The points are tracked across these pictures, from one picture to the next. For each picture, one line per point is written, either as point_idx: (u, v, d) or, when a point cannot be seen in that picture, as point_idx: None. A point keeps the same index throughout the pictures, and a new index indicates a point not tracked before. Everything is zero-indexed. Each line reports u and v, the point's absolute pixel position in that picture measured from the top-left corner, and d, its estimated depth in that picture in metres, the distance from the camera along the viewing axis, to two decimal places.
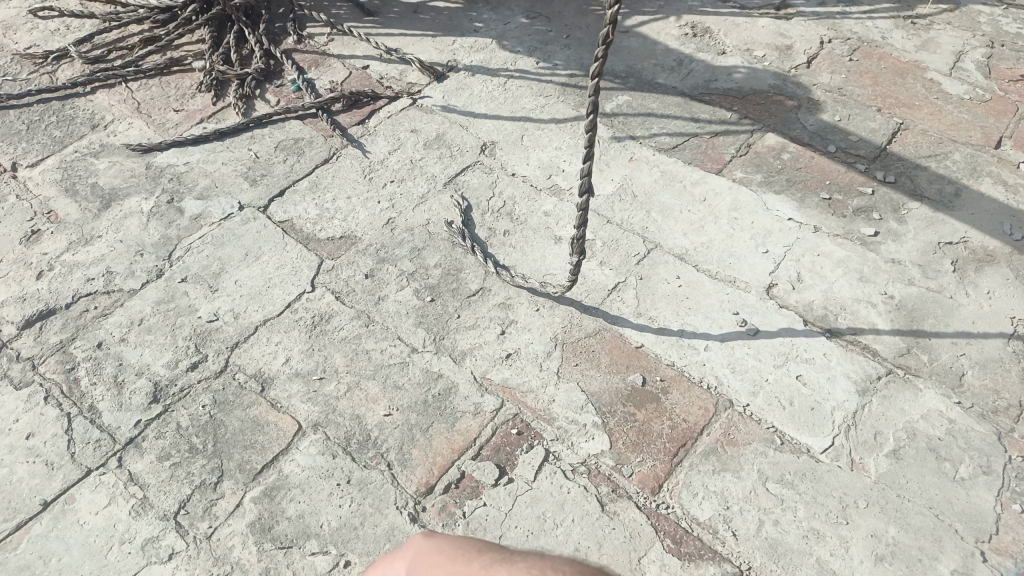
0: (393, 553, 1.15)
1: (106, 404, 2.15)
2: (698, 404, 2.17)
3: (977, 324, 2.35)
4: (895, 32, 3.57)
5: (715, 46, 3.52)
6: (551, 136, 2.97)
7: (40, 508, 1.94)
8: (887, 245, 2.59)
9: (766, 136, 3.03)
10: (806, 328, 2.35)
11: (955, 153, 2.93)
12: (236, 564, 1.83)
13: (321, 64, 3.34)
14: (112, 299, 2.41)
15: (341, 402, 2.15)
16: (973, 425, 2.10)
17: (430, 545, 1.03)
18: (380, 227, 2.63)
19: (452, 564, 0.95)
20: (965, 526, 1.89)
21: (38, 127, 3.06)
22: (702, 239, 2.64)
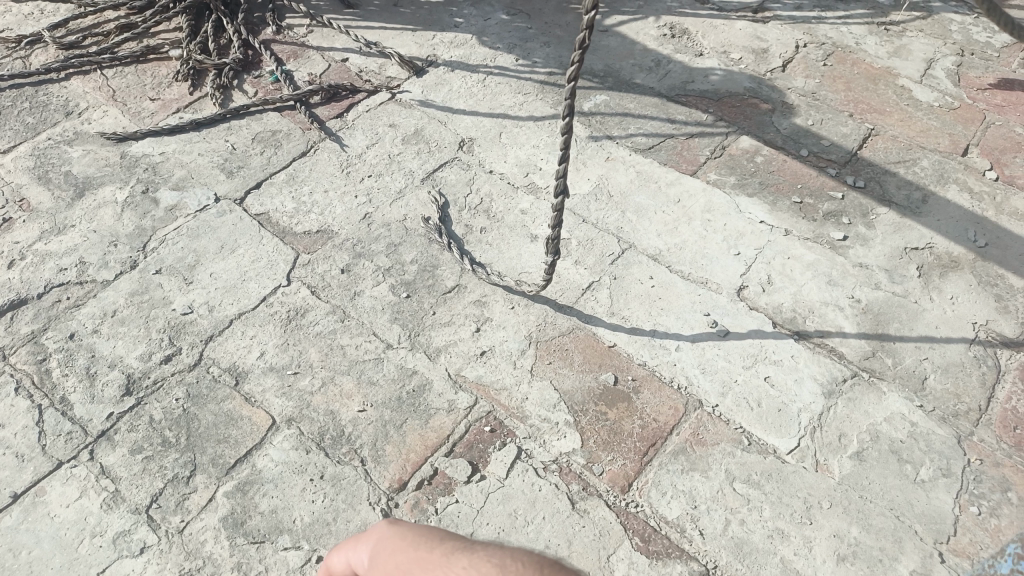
0: (356, 541, 1.18)
1: (78, 396, 2.14)
2: (669, 404, 2.21)
3: (940, 329, 2.41)
4: (869, 38, 3.63)
5: (693, 47, 3.55)
6: (529, 134, 2.99)
7: (11, 500, 1.93)
8: (856, 250, 2.64)
9: (741, 139, 3.07)
10: (775, 331, 2.40)
11: (923, 160, 3.00)
12: (209, 558, 1.84)
13: (300, 55, 3.32)
14: (85, 290, 2.39)
15: (316, 397, 2.16)
16: (933, 428, 2.16)
17: (393, 535, 1.05)
18: (357, 222, 2.64)
19: (414, 553, 0.98)
20: (923, 526, 1.95)
21: (10, 113, 3.02)
22: (675, 240, 2.67)
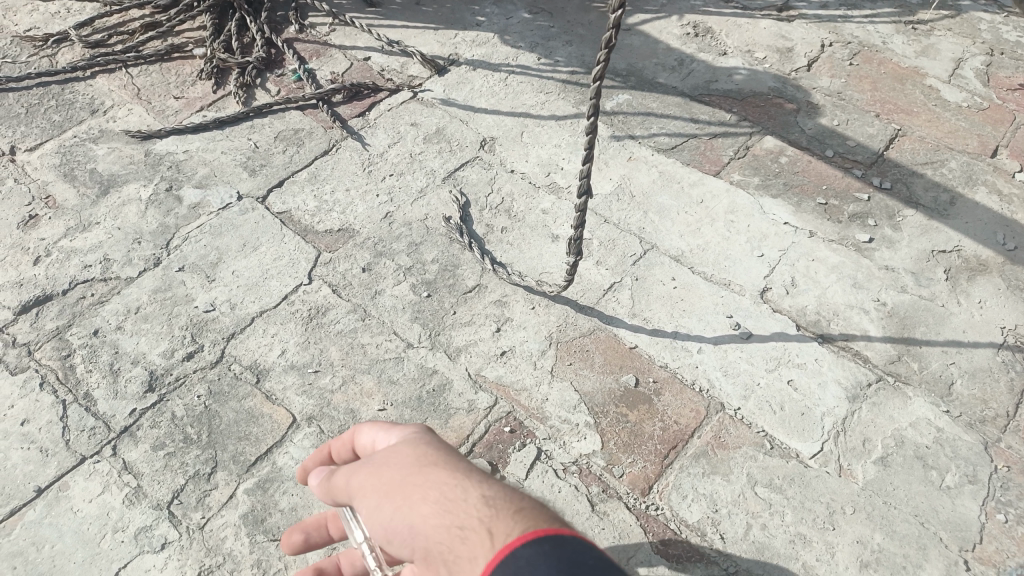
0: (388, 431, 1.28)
1: (101, 391, 2.15)
2: (690, 407, 2.19)
3: (967, 333, 2.37)
4: (896, 37, 3.58)
5: (717, 46, 3.52)
6: (551, 133, 2.98)
7: (35, 495, 1.95)
8: (882, 252, 2.61)
9: (765, 139, 3.04)
10: (798, 333, 2.37)
11: (951, 161, 2.95)
12: (229, 555, 1.84)
13: (322, 54, 3.33)
14: (109, 286, 2.41)
15: (336, 396, 2.16)
16: (960, 433, 2.13)
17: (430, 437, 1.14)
18: (378, 221, 2.64)
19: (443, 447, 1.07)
20: (949, 533, 1.92)
21: (37, 111, 3.05)
22: (698, 241, 2.65)
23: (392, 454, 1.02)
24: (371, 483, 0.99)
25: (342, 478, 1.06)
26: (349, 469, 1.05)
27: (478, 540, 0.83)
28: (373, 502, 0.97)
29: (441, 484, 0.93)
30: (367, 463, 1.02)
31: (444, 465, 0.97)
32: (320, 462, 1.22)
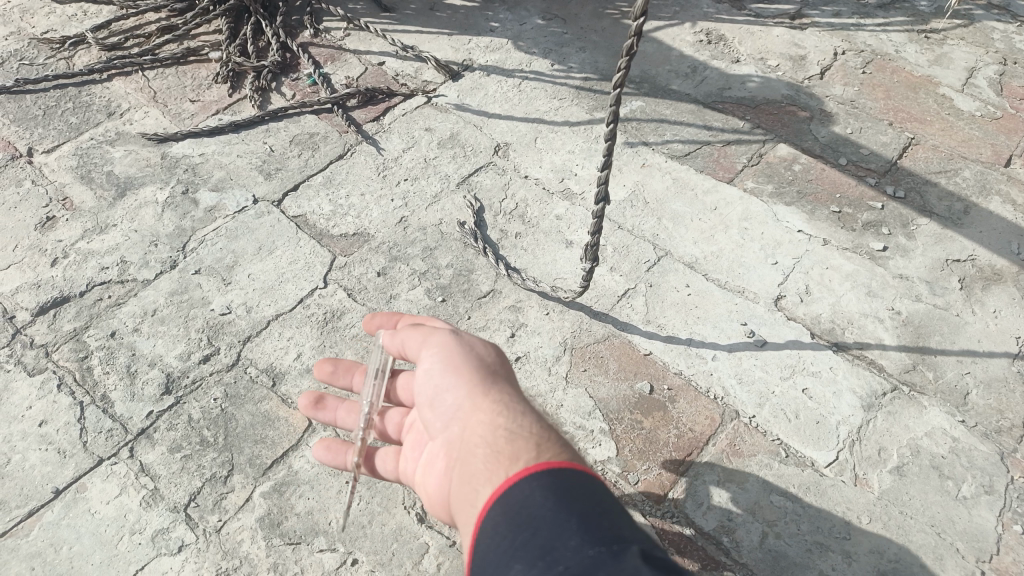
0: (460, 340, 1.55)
1: (118, 393, 2.16)
2: (705, 414, 2.19)
3: (982, 343, 2.37)
4: (909, 46, 3.58)
5: (730, 54, 3.53)
6: (565, 139, 2.98)
7: (53, 496, 1.96)
8: (896, 261, 2.60)
9: (778, 147, 3.04)
10: (813, 341, 2.37)
11: (965, 171, 2.95)
12: (245, 558, 1.85)
13: (337, 59, 3.35)
14: (126, 289, 2.42)
15: (351, 399, 2.16)
16: (975, 443, 2.12)
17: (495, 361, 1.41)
18: (393, 225, 2.65)
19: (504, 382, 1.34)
20: (965, 543, 1.92)
21: (54, 113, 3.06)
22: (712, 248, 2.65)
23: (481, 354, 1.36)
24: (460, 364, 1.33)
25: (433, 338, 1.39)
26: (443, 337, 1.38)
27: (527, 455, 1.11)
28: (451, 381, 1.31)
29: (508, 403, 1.24)
30: (462, 344, 1.36)
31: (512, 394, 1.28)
32: (403, 322, 1.55)
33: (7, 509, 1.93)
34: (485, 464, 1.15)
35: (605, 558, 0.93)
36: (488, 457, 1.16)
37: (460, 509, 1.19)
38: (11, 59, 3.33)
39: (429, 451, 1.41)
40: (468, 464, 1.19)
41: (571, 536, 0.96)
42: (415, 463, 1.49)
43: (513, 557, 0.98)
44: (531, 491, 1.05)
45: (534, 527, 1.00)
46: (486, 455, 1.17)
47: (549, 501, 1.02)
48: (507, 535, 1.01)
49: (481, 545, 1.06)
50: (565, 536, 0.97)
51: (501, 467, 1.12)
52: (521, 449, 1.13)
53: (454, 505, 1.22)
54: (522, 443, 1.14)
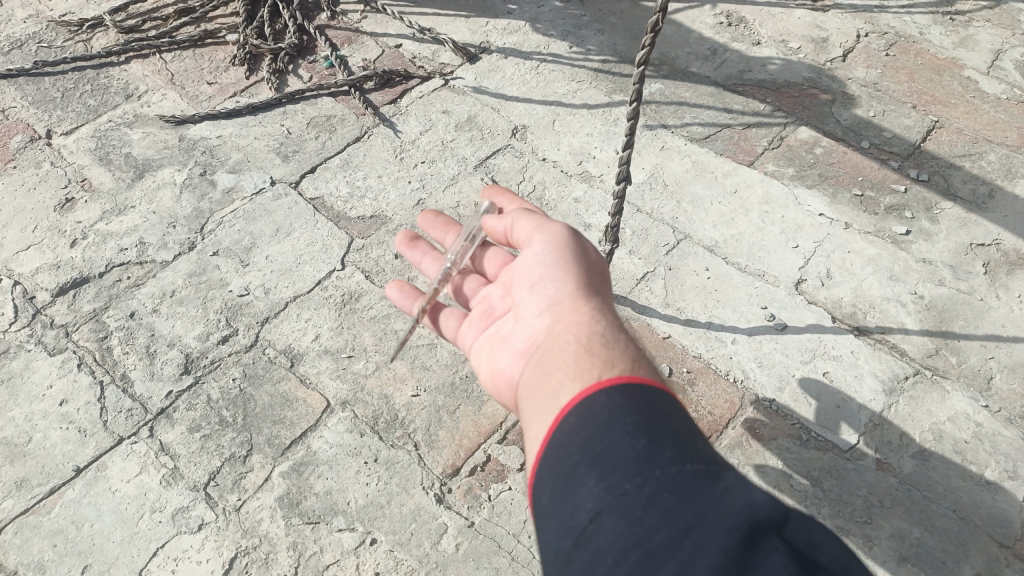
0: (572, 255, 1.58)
1: (138, 373, 2.17)
2: (724, 397, 2.17)
3: (1007, 328, 2.33)
4: (933, 28, 3.52)
5: (751, 36, 3.48)
6: (583, 121, 2.95)
7: (74, 474, 1.97)
8: (919, 245, 2.57)
9: (800, 129, 3.00)
10: (834, 326, 2.34)
11: (990, 154, 2.90)
12: (265, 537, 1.86)
13: (354, 41, 3.33)
14: (145, 270, 2.43)
15: (369, 380, 2.16)
16: (999, 429, 2.09)
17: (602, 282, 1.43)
18: (410, 207, 2.63)
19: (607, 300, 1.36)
20: (988, 529, 1.89)
21: (72, 95, 3.07)
22: (732, 231, 2.62)
23: (581, 267, 1.39)
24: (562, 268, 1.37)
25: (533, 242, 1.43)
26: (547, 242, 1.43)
27: (616, 362, 1.13)
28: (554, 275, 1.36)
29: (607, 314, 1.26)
30: (564, 253, 1.41)
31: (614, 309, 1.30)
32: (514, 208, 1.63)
33: (29, 486, 1.95)
34: (576, 361, 1.16)
35: (708, 473, 0.95)
36: (580, 356, 1.17)
37: (532, 396, 1.20)
38: (30, 42, 3.34)
39: (507, 329, 1.45)
40: (554, 358, 1.21)
41: (670, 444, 0.98)
42: (475, 347, 1.52)
43: (607, 445, 0.98)
44: (630, 390, 1.05)
45: (633, 427, 0.99)
46: (578, 352, 1.18)
47: (647, 407, 1.03)
48: (600, 427, 1.01)
49: (562, 428, 1.06)
50: (664, 442, 0.98)
51: (593, 366, 1.13)
52: (616, 357, 1.15)
53: (527, 391, 1.23)
54: (617, 352, 1.17)
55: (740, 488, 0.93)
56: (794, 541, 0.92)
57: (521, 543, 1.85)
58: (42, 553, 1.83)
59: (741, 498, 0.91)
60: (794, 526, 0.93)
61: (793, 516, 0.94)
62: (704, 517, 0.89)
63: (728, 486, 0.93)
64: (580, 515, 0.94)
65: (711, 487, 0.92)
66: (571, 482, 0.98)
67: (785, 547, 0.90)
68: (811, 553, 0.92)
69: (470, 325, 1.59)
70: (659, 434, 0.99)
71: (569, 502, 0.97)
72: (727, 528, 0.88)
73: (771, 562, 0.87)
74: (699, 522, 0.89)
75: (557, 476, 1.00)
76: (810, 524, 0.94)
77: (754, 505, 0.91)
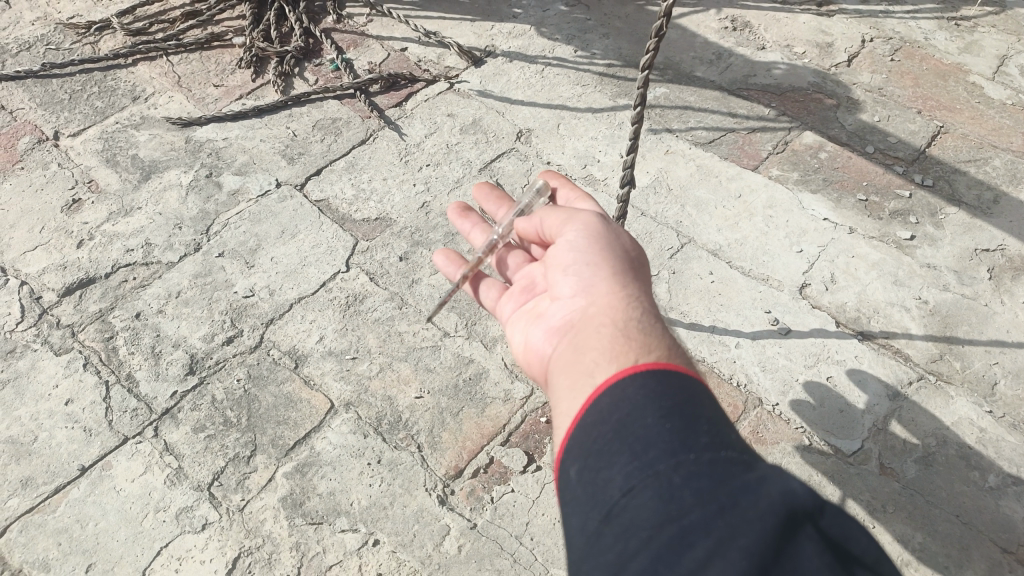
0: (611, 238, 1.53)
1: (143, 373, 2.18)
2: (728, 401, 2.18)
3: (1012, 333, 2.33)
4: (938, 33, 3.52)
5: (756, 40, 3.49)
6: (588, 125, 2.96)
7: (79, 473, 1.98)
8: (923, 250, 2.57)
9: (804, 134, 3.00)
10: (838, 330, 2.34)
11: (995, 159, 2.90)
12: (268, 537, 1.86)
13: (359, 44, 3.34)
14: (151, 271, 2.44)
15: (373, 382, 2.17)
16: (1004, 434, 2.09)
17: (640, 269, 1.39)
18: (415, 210, 2.64)
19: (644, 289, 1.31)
20: (992, 534, 1.89)
21: (80, 97, 3.09)
22: (736, 235, 2.63)
23: (622, 250, 1.33)
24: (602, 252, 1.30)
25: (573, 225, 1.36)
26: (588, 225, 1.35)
27: (655, 350, 1.10)
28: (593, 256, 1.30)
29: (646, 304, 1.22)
30: (606, 235, 1.34)
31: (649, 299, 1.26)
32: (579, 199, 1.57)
33: (34, 485, 1.96)
34: (611, 343, 1.13)
35: (742, 463, 0.92)
36: (617, 340, 1.13)
37: (564, 374, 1.16)
38: (38, 44, 3.36)
39: (540, 305, 1.41)
40: (589, 339, 1.17)
41: (705, 432, 0.95)
42: (509, 319, 1.48)
43: (641, 426, 0.95)
44: (667, 377, 1.02)
45: (669, 411, 0.96)
46: (614, 335, 1.14)
47: (684, 395, 1.00)
48: (635, 408, 0.98)
49: (596, 408, 1.02)
50: (700, 429, 0.95)
51: (630, 350, 1.09)
52: (654, 344, 1.11)
53: (559, 368, 1.19)
54: (654, 340, 1.13)
55: (777, 477, 0.90)
56: (829, 532, 0.89)
57: (524, 545, 1.85)
58: (47, 552, 1.84)
59: (777, 486, 0.88)
60: (829, 518, 0.90)
61: (830, 509, 0.91)
62: (740, 501, 0.86)
63: (763, 475, 0.90)
64: (609, 491, 0.92)
65: (746, 475, 0.90)
66: (602, 459, 0.95)
67: (819, 537, 0.87)
68: (842, 548, 0.89)
69: (505, 297, 1.54)
70: (695, 421, 0.96)
71: (600, 477, 0.94)
72: (763, 513, 0.85)
73: (803, 552, 0.85)
74: (734, 504, 0.86)
75: (588, 452, 0.98)
76: (844, 518, 0.91)
77: (791, 494, 0.88)
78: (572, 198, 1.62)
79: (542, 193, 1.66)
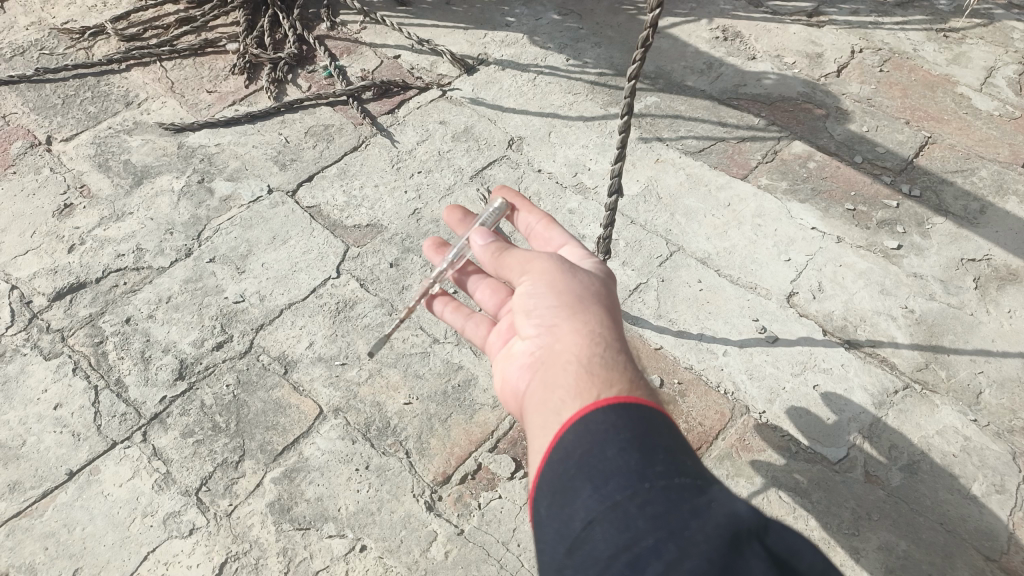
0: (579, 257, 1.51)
1: (132, 378, 2.19)
2: (715, 409, 2.19)
3: (997, 343, 2.35)
4: (927, 45, 3.55)
5: (746, 50, 3.51)
6: (578, 133, 2.98)
7: (67, 477, 1.99)
8: (910, 259, 2.59)
9: (793, 143, 3.03)
10: (825, 339, 2.36)
11: (982, 170, 2.92)
12: (255, 542, 1.87)
13: (353, 51, 3.36)
14: (141, 275, 2.45)
15: (362, 388, 2.18)
16: (988, 443, 2.11)
17: (613, 295, 1.37)
18: (406, 216, 2.66)
19: (615, 317, 1.30)
20: (975, 542, 1.90)
21: (73, 102, 3.10)
22: (725, 244, 2.65)
23: (591, 284, 1.33)
24: (568, 290, 1.30)
25: (541, 261, 1.36)
26: (555, 262, 1.35)
27: (619, 388, 1.09)
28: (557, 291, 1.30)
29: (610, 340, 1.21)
30: (571, 271, 1.34)
31: (617, 333, 1.25)
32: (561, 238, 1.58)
33: (22, 489, 1.96)
34: (575, 379, 1.13)
35: (694, 486, 0.94)
36: (583, 376, 1.13)
37: (534, 413, 1.17)
38: (31, 49, 3.37)
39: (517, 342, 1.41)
40: (555, 374, 1.17)
41: (662, 459, 0.96)
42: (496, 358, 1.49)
43: (601, 460, 0.97)
44: (627, 410, 1.03)
45: (627, 443, 0.98)
46: (578, 370, 1.15)
47: (642, 426, 1.01)
48: (597, 444, 0.99)
49: (562, 445, 1.04)
50: (656, 457, 0.96)
51: (594, 385, 1.10)
52: (615, 377, 1.12)
53: (531, 406, 1.20)
54: (616, 372, 1.13)
55: (725, 500, 0.92)
56: (775, 549, 0.91)
57: (510, 551, 1.86)
58: (34, 556, 1.85)
59: (724, 509, 0.90)
60: (774, 535, 0.92)
61: (775, 526, 0.93)
62: (689, 524, 0.88)
63: (713, 498, 0.92)
64: (573, 525, 0.93)
65: (695, 499, 0.91)
66: (567, 494, 0.97)
67: (766, 554, 0.89)
68: (792, 561, 0.90)
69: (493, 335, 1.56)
70: (652, 450, 0.97)
71: (565, 513, 0.95)
72: (710, 535, 0.87)
73: (752, 570, 0.85)
74: (684, 528, 0.87)
75: (554, 489, 0.99)
76: (789, 534, 0.93)
77: (736, 516, 0.90)
78: (534, 223, 1.64)
79: (501, 213, 1.68)
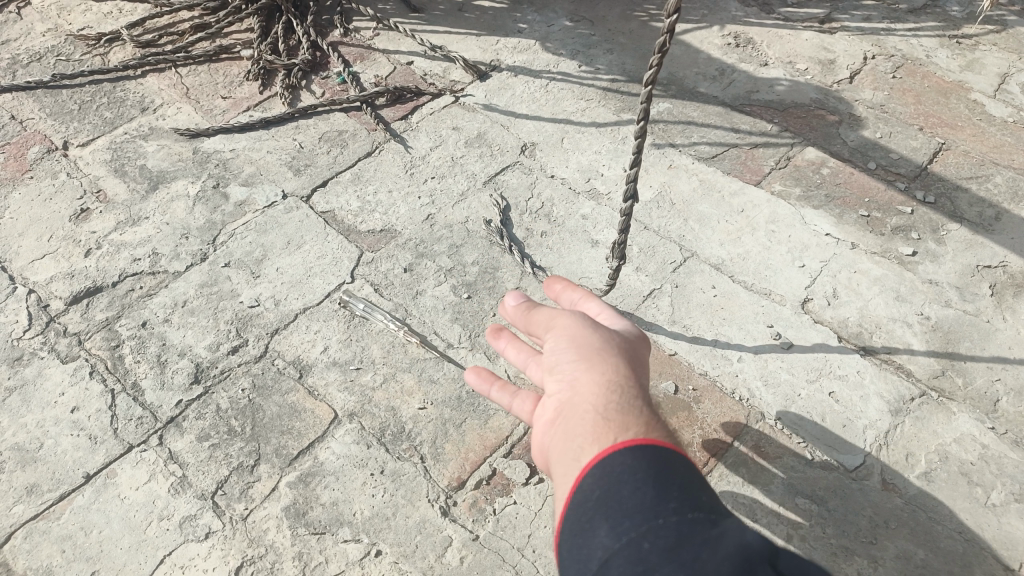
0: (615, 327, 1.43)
1: (148, 382, 2.20)
2: (730, 415, 2.19)
3: (1013, 350, 2.34)
4: (940, 51, 3.54)
5: (759, 57, 3.51)
6: (591, 139, 2.98)
7: (83, 480, 1.99)
8: (925, 266, 2.58)
9: (806, 149, 3.02)
10: (840, 345, 2.35)
11: (996, 176, 2.91)
12: (271, 546, 1.87)
13: (366, 58, 3.38)
14: (157, 280, 2.46)
15: (377, 393, 2.18)
16: (1005, 451, 2.09)
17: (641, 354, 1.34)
18: (419, 222, 2.66)
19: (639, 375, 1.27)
20: (993, 551, 1.89)
21: (89, 107, 3.12)
22: (738, 250, 2.64)
23: (614, 337, 1.32)
24: (591, 343, 1.28)
25: (564, 318, 1.35)
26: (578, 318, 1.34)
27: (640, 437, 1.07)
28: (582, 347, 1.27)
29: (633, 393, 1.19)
30: (595, 325, 1.33)
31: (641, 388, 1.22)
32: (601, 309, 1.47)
33: (39, 492, 1.97)
34: (593, 426, 1.11)
35: (707, 519, 0.94)
36: (601, 422, 1.11)
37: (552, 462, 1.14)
38: (48, 55, 3.39)
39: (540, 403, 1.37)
40: (573, 422, 1.15)
41: (677, 494, 0.96)
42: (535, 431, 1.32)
43: (618, 500, 0.96)
44: (644, 454, 1.02)
45: (643, 482, 0.98)
46: (597, 417, 1.13)
47: (658, 466, 1.00)
48: (614, 485, 0.99)
49: (580, 489, 1.02)
50: (671, 493, 0.96)
51: (612, 430, 1.09)
52: (634, 423, 1.10)
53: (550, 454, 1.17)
54: (635, 419, 1.11)
55: (738, 530, 0.92)
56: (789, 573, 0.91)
57: (526, 557, 1.85)
58: (51, 559, 1.86)
59: (737, 539, 0.90)
60: (787, 560, 0.92)
61: (784, 551, 0.93)
62: (701, 555, 0.88)
63: (725, 529, 0.92)
64: (591, 562, 0.93)
65: (708, 531, 0.91)
66: (585, 534, 0.96)
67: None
68: None
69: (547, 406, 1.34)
70: (667, 486, 0.97)
71: (583, 551, 0.95)
72: (721, 563, 0.87)
73: None
74: (697, 559, 0.87)
75: (573, 530, 0.98)
76: (801, 558, 0.93)
77: (749, 544, 0.90)
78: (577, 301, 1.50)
79: None
